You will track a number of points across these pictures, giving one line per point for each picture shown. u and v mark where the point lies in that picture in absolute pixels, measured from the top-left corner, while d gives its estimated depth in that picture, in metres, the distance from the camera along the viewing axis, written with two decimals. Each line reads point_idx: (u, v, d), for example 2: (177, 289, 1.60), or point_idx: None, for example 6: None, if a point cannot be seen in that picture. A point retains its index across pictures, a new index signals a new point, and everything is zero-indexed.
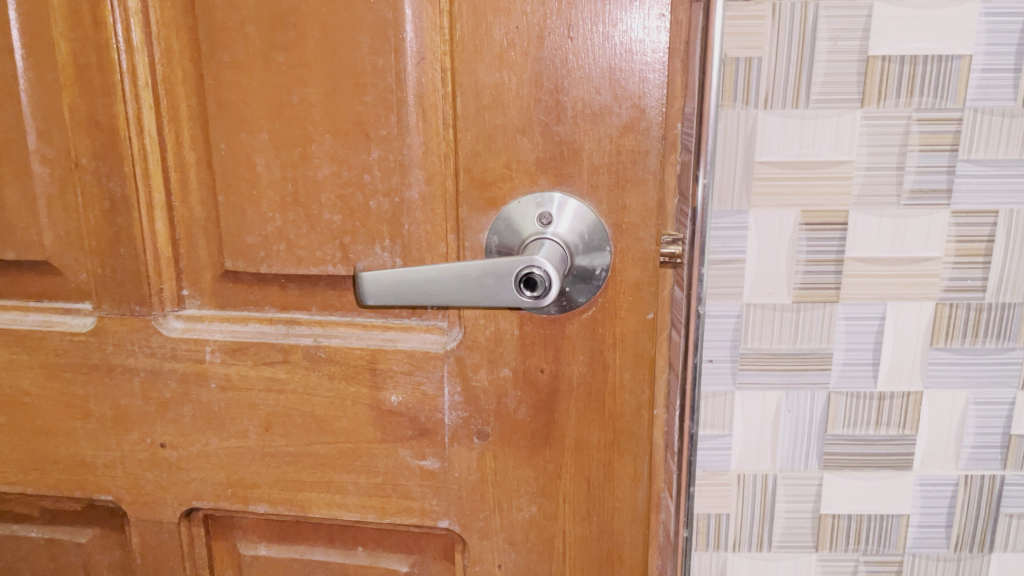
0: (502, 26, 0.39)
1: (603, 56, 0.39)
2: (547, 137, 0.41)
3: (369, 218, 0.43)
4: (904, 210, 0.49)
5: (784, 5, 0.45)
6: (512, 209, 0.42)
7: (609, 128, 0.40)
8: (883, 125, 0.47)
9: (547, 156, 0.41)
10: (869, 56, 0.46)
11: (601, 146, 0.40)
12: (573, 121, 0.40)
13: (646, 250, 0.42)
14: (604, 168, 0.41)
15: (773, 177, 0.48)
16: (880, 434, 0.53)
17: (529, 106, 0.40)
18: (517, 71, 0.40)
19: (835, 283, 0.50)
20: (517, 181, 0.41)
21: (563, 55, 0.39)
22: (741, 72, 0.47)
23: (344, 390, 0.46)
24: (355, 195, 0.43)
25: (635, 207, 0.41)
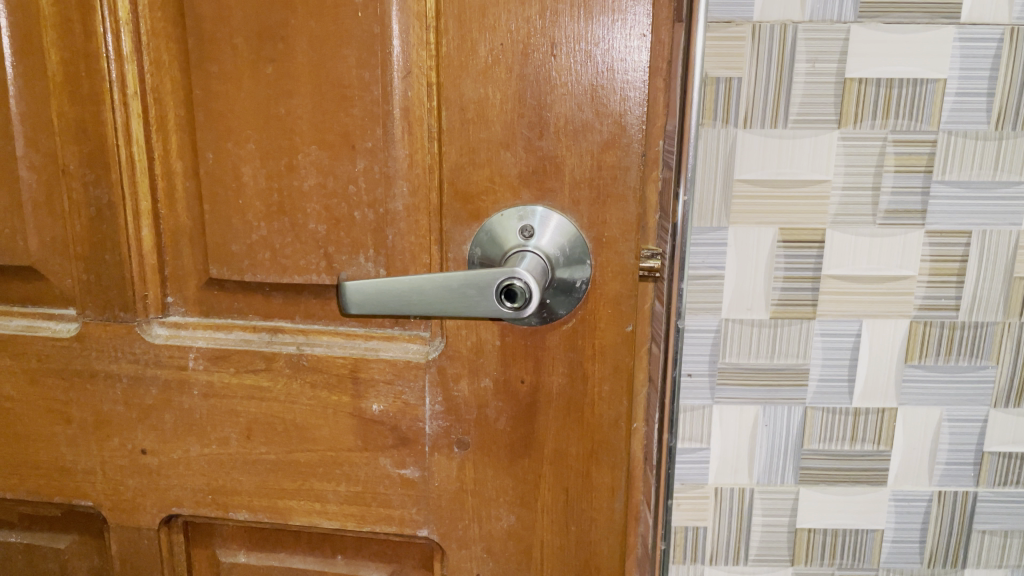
0: (487, 43, 0.40)
1: (586, 73, 0.40)
2: (530, 152, 0.41)
3: (353, 228, 0.44)
4: (880, 229, 0.50)
5: (764, 28, 0.46)
6: (495, 221, 0.42)
7: (591, 144, 0.41)
8: (860, 146, 0.48)
9: (530, 170, 0.42)
10: (846, 78, 0.47)
11: (583, 162, 0.41)
12: (556, 137, 0.41)
13: (625, 264, 0.42)
14: (585, 183, 0.41)
15: (752, 195, 0.49)
16: (856, 449, 0.54)
17: (513, 121, 0.41)
18: (502, 87, 0.41)
19: (812, 300, 0.51)
20: (500, 195, 0.42)
21: (547, 72, 0.40)
22: (722, 91, 0.48)
23: (326, 399, 0.46)
24: (340, 206, 0.43)
25: (615, 222, 0.42)
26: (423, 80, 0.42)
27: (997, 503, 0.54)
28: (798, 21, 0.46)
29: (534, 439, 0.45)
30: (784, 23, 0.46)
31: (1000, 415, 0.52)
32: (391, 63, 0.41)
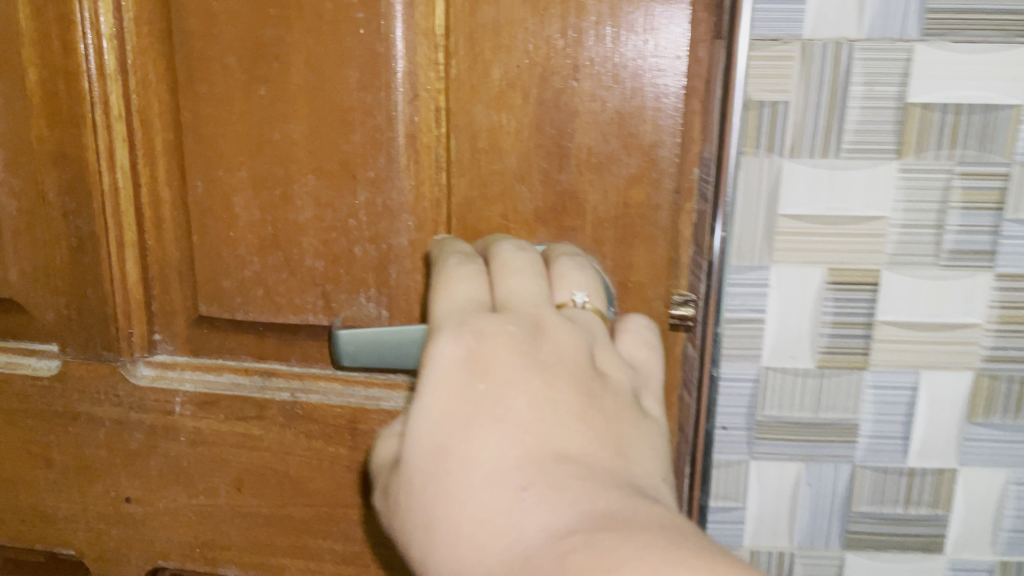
0: (501, 64, 0.36)
1: (613, 100, 0.35)
2: (547, 186, 0.37)
3: (353, 265, 0.40)
4: (943, 271, 0.44)
5: (815, 47, 0.41)
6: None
7: (617, 178, 0.36)
8: (922, 179, 0.43)
9: (548, 206, 0.37)
10: (908, 103, 0.42)
11: (607, 198, 0.37)
12: (577, 169, 0.37)
13: (654, 312, 0.38)
14: (609, 222, 0.37)
15: (799, 231, 0.44)
16: (910, 513, 0.48)
17: (529, 151, 0.37)
18: (518, 114, 0.36)
19: (864, 348, 0.46)
20: (515, 233, 0.38)
21: (568, 97, 0.36)
22: (766, 117, 0.43)
23: (321, 450, 0.42)
24: (339, 240, 0.39)
25: (643, 265, 0.37)
26: (432, 103, 0.37)
27: None
28: (854, 39, 0.41)
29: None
30: (838, 41, 0.41)
31: None
32: (396, 85, 0.37)
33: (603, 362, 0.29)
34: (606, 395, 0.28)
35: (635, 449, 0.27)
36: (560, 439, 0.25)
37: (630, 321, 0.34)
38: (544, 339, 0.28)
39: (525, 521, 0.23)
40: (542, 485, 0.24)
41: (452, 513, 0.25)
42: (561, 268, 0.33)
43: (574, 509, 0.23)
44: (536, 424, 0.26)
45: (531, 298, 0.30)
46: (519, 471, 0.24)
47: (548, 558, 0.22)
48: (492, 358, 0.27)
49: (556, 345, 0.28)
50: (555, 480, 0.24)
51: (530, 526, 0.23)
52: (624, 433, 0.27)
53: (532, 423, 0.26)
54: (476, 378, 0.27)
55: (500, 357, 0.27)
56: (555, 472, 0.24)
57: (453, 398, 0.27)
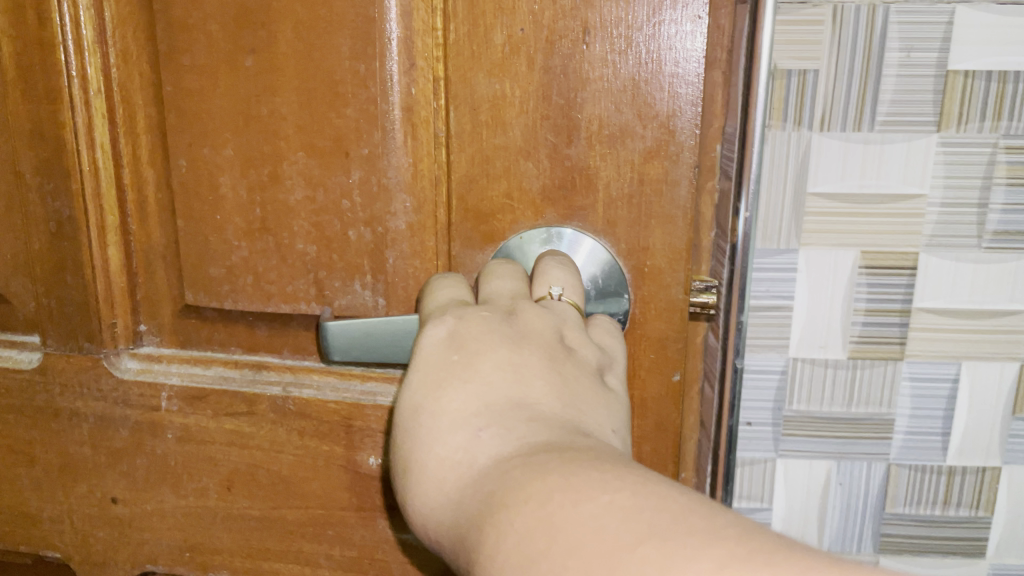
0: (505, 27, 0.33)
1: (627, 64, 0.32)
2: (555, 162, 0.34)
3: (347, 249, 0.37)
4: (986, 253, 0.41)
5: (848, 9, 0.38)
6: (512, 247, 0.35)
7: (631, 152, 0.33)
8: (964, 154, 0.40)
9: (557, 183, 0.34)
10: (948, 71, 0.38)
11: (620, 174, 0.34)
12: (588, 143, 0.33)
13: (673, 301, 0.35)
14: (623, 201, 0.34)
15: (829, 211, 0.41)
16: (949, 515, 0.45)
17: (535, 123, 0.34)
18: (522, 82, 0.33)
19: (901, 338, 0.42)
20: (520, 214, 0.35)
21: (577, 61, 0.32)
22: (795, 86, 0.39)
23: (315, 449, 0.39)
24: (332, 223, 0.36)
25: (661, 248, 0.34)
26: (429, 73, 0.35)
27: None
28: (891, 1, 0.38)
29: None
30: (872, 4, 0.38)
31: None
32: (391, 52, 0.34)
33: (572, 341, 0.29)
34: (572, 365, 0.28)
35: (596, 409, 0.27)
36: (522, 391, 0.25)
37: (596, 317, 0.33)
38: (519, 320, 0.28)
39: (478, 453, 0.23)
40: (496, 425, 0.24)
41: (420, 460, 0.25)
42: (547, 265, 0.33)
43: (519, 439, 0.23)
44: (498, 383, 0.26)
45: (511, 295, 0.31)
46: (478, 417, 0.25)
47: (491, 479, 0.22)
48: (467, 334, 0.27)
49: (527, 322, 0.28)
50: (508, 421, 0.24)
51: (480, 456, 0.23)
52: (586, 392, 0.27)
53: (496, 380, 0.26)
54: (450, 350, 0.27)
55: (473, 332, 0.27)
56: (509, 417, 0.24)
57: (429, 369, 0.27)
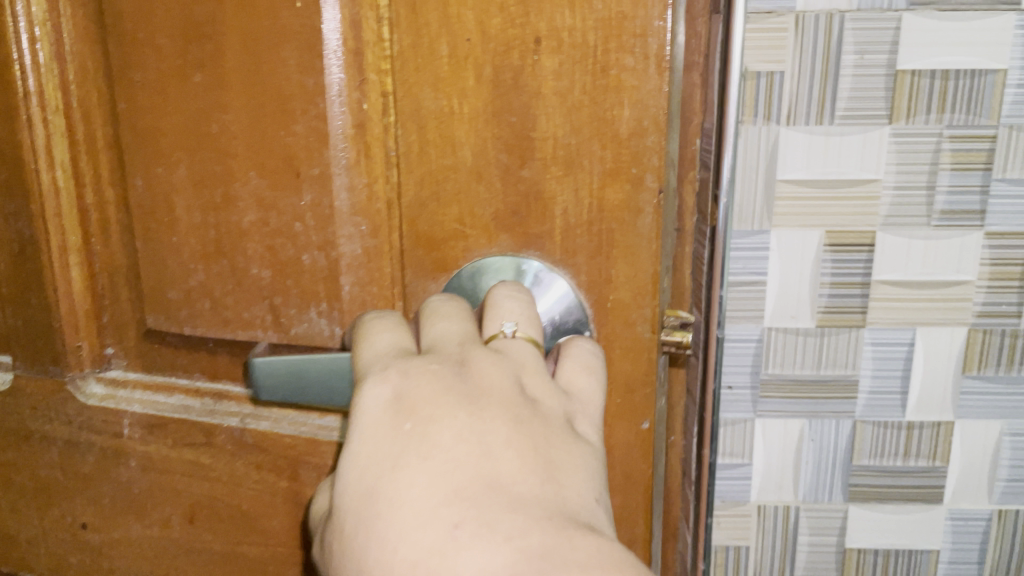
0: (449, 37, 0.31)
1: (580, 76, 0.30)
2: (508, 183, 0.33)
3: (302, 275, 0.35)
4: (934, 230, 0.51)
5: (808, 18, 0.47)
6: (465, 276, 0.34)
7: (590, 174, 0.32)
8: (913, 143, 0.49)
9: (511, 205, 0.33)
10: (897, 70, 0.48)
11: (577, 199, 0.32)
12: (542, 163, 0.32)
13: (638, 339, 0.34)
14: (582, 228, 0.33)
15: (796, 193, 0.51)
16: (910, 464, 0.56)
17: (485, 144, 0.32)
18: (471, 98, 0.31)
19: (861, 307, 0.53)
20: (472, 240, 0.34)
21: (528, 74, 0.31)
22: (763, 85, 0.49)
23: (273, 485, 0.38)
24: (285, 246, 0.35)
25: (624, 281, 0.33)
26: (369, 89, 0.32)
27: None
28: (845, 10, 0.47)
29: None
30: (830, 13, 0.47)
31: None
32: (334, 64, 0.32)
33: (533, 387, 0.28)
34: (537, 421, 0.27)
35: (571, 474, 0.26)
36: (492, 469, 0.25)
37: (572, 343, 0.32)
38: (472, 374, 0.28)
39: (456, 560, 0.23)
40: (473, 522, 0.24)
41: (382, 556, 0.24)
42: (496, 295, 0.31)
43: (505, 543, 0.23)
44: (464, 460, 0.25)
45: (458, 339, 0.29)
46: (449, 508, 0.24)
47: None
48: (419, 397, 0.27)
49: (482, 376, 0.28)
50: (484, 514, 0.24)
51: (461, 564, 0.23)
52: (557, 454, 0.26)
53: (458, 457, 0.25)
54: (403, 418, 0.26)
55: (427, 396, 0.27)
56: (484, 508, 0.24)
57: (383, 442, 0.26)
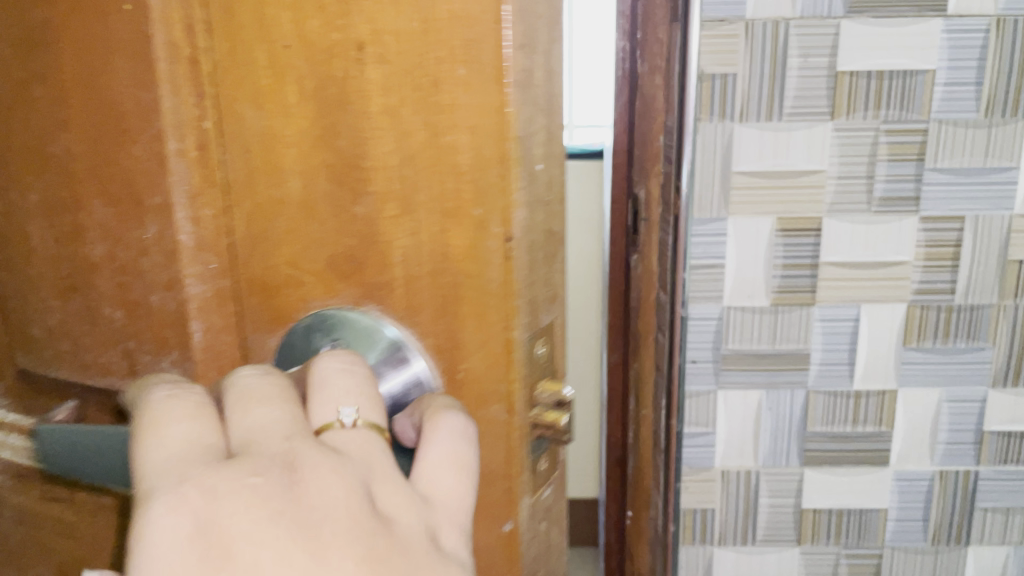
0: (265, 47, 0.19)
1: (406, 96, 0.19)
2: (338, 217, 0.21)
3: (148, 315, 0.22)
4: (875, 215, 0.62)
5: (756, 25, 0.58)
6: (298, 335, 0.22)
7: (428, 206, 0.20)
8: (853, 136, 0.61)
9: (343, 262, 0.21)
10: (838, 72, 0.59)
11: (418, 247, 0.20)
12: (379, 197, 0.20)
13: (514, 449, 0.22)
14: (423, 278, 0.20)
15: (748, 182, 0.62)
16: (857, 430, 0.68)
17: (305, 157, 0.20)
18: (294, 118, 0.20)
19: (810, 286, 0.64)
20: (309, 291, 0.21)
21: (354, 83, 0.19)
22: (716, 87, 0.60)
23: None
24: (116, 269, 0.22)
25: (485, 367, 0.21)
26: (195, 110, 0.20)
27: (995, 478, 0.68)
28: (790, 18, 0.58)
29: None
30: (776, 21, 0.58)
31: (997, 394, 0.65)
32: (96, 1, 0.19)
33: (386, 499, 0.18)
34: (406, 538, 0.18)
35: None
36: None
37: (426, 403, 0.20)
38: (307, 490, 0.17)
39: None
40: None
41: None
42: (318, 371, 0.19)
43: None
44: None
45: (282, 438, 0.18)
46: None
47: None
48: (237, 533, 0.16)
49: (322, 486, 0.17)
50: None
51: None
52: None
53: None
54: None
55: (254, 535, 0.16)
56: None
57: None
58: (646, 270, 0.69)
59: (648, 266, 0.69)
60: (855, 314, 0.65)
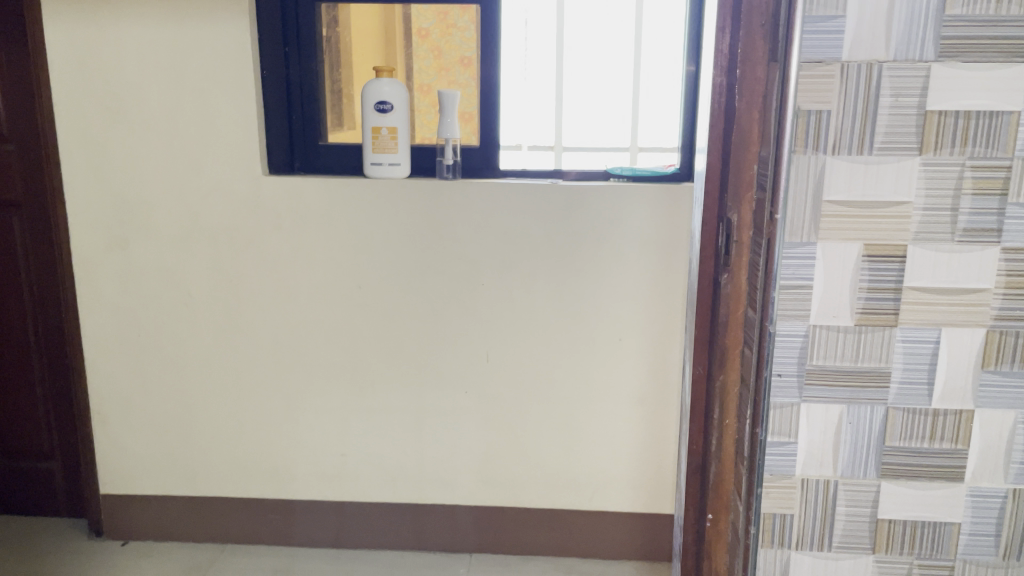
0: None
1: None
2: None
3: None
4: (958, 245, 0.55)
5: (852, 67, 0.53)
6: None
7: None
8: (940, 172, 0.54)
9: None
10: (927, 110, 0.53)
11: None
12: None
13: None
14: None
15: (842, 213, 0.55)
16: (935, 447, 0.58)
17: None
18: None
19: (894, 308, 0.56)
20: None
21: None
22: (812, 122, 0.54)
23: None
24: None
25: None
26: None
27: None
28: (883, 60, 0.53)
29: (521, 298, 1.82)
30: (870, 62, 0.53)
31: None
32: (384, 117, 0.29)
33: None
34: None
35: None
36: None
37: None
38: None
39: None
40: None
41: None
42: None
43: None
44: None
45: None
46: None
47: None
48: None
49: None
50: None
51: None
52: None
53: None
54: None
55: None
56: None
57: None
58: (735, 290, 0.60)
59: (737, 285, 0.60)
60: (935, 337, 0.56)
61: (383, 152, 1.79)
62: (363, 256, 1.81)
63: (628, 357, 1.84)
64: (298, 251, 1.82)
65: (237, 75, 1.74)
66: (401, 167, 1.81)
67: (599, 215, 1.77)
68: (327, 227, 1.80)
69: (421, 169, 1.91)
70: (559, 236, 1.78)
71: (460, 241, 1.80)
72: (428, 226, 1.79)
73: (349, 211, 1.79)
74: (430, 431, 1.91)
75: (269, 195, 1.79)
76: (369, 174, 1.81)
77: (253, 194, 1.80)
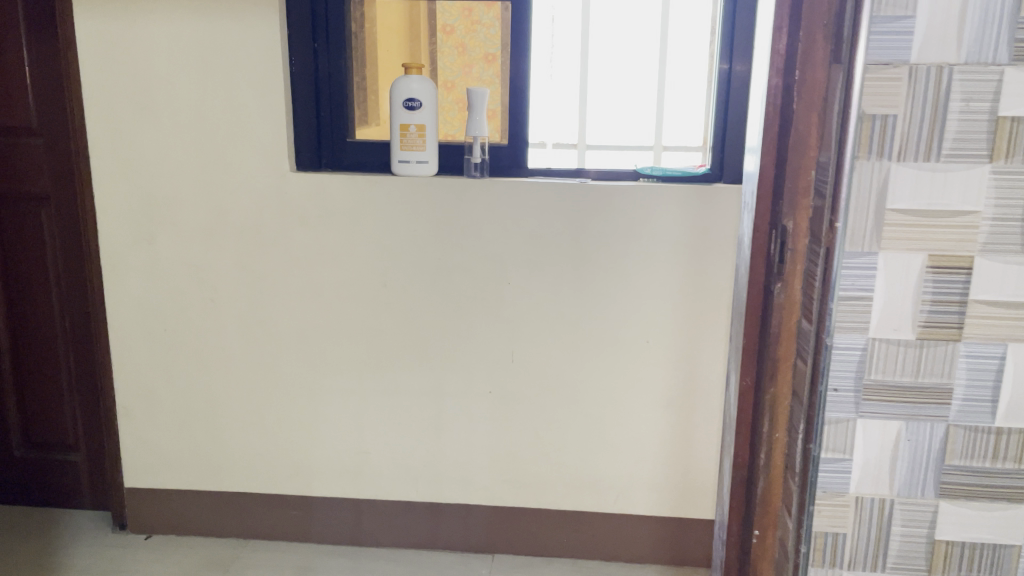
0: None
1: None
2: None
3: None
4: None
5: (921, 69, 0.51)
6: None
7: None
8: (1011, 181, 0.51)
9: None
10: (999, 116, 0.51)
11: None
12: None
13: None
14: None
15: (905, 222, 0.53)
16: (997, 467, 0.56)
17: None
18: None
19: (958, 322, 0.54)
20: None
21: None
22: (877, 127, 0.52)
23: None
24: None
25: None
26: None
27: None
28: (954, 63, 0.50)
29: (547, 298, 1.80)
30: (940, 65, 0.51)
31: None
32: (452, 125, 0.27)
33: None
34: None
35: None
36: None
37: None
38: None
39: None
40: None
41: None
42: None
43: None
44: None
45: None
46: None
47: None
48: None
49: None
50: None
51: None
52: None
53: None
54: None
55: None
56: None
57: None
58: (788, 299, 0.58)
59: (791, 295, 0.58)
60: (1000, 353, 0.54)
61: (411, 149, 1.78)
62: (390, 253, 1.80)
63: (655, 360, 1.82)
64: (324, 248, 1.81)
65: (267, 71, 1.73)
66: (429, 165, 1.79)
67: (628, 215, 1.74)
68: (354, 224, 1.79)
69: (449, 167, 1.89)
70: (587, 236, 1.76)
71: (487, 239, 1.78)
72: (455, 224, 1.78)
73: (375, 208, 1.78)
74: (453, 430, 1.90)
75: (296, 191, 1.79)
76: (396, 172, 1.80)
77: (280, 190, 1.79)
